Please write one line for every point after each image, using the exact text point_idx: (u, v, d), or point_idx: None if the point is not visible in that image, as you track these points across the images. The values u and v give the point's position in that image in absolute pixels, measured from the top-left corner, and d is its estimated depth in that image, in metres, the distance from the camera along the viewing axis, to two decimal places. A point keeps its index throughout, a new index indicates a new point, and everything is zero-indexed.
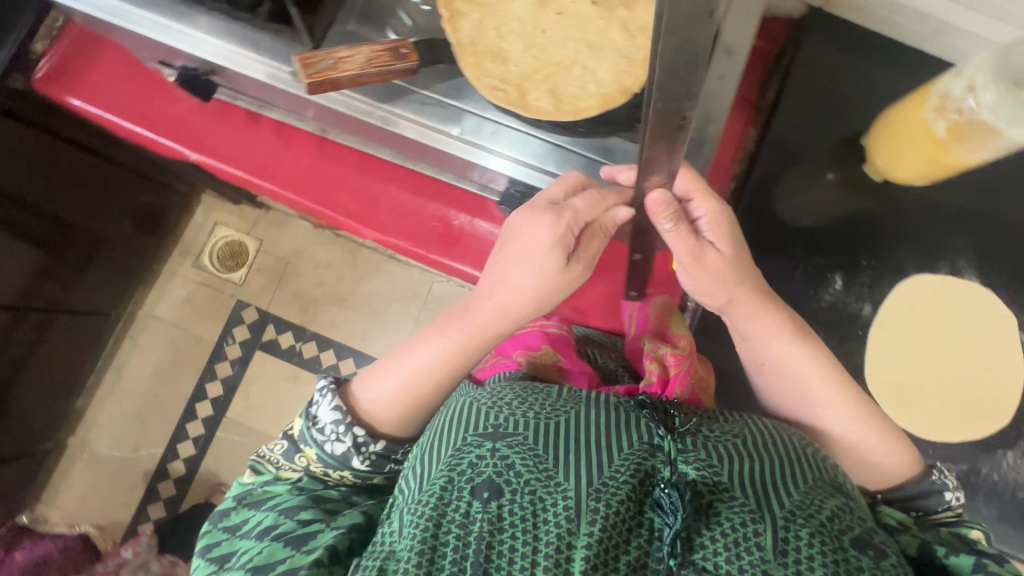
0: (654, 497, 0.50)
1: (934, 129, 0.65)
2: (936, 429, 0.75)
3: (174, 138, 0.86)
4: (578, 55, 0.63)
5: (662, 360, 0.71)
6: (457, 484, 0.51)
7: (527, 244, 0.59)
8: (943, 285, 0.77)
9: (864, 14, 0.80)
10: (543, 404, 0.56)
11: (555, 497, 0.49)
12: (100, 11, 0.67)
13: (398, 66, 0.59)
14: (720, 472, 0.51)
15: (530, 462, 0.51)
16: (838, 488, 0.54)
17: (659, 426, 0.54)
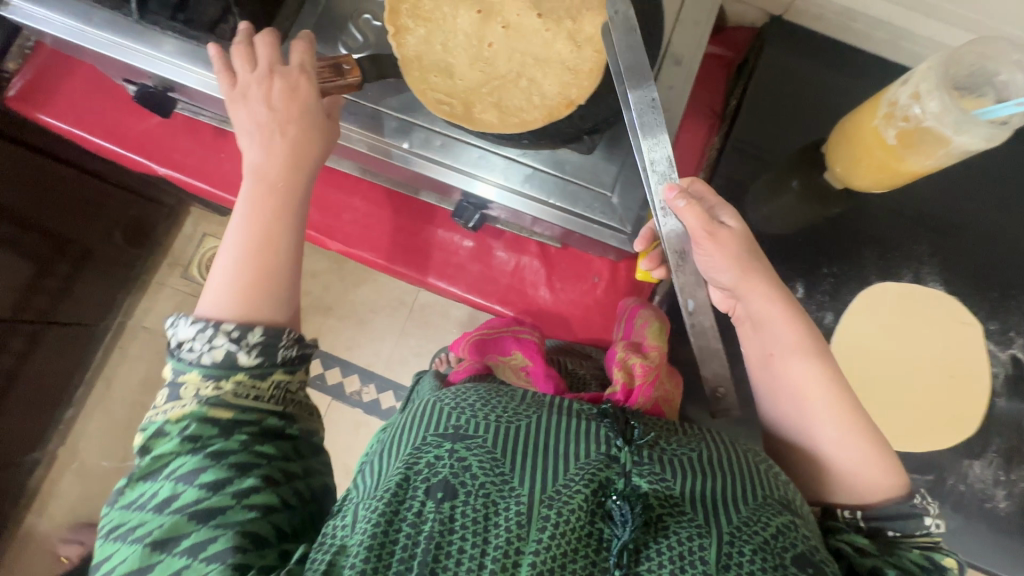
0: (607, 508, 0.48)
1: (884, 137, 0.64)
2: (902, 439, 0.74)
3: (142, 153, 0.87)
4: (524, 69, 0.63)
5: (630, 369, 0.66)
6: (409, 486, 0.49)
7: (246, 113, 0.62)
8: (906, 292, 0.76)
9: (823, 22, 0.81)
10: (504, 407, 0.54)
11: (508, 502, 0.47)
12: (58, 31, 0.68)
13: (340, 82, 0.61)
14: (674, 485, 0.49)
15: (486, 467, 0.49)
16: (786, 505, 0.51)
17: (619, 436, 0.52)
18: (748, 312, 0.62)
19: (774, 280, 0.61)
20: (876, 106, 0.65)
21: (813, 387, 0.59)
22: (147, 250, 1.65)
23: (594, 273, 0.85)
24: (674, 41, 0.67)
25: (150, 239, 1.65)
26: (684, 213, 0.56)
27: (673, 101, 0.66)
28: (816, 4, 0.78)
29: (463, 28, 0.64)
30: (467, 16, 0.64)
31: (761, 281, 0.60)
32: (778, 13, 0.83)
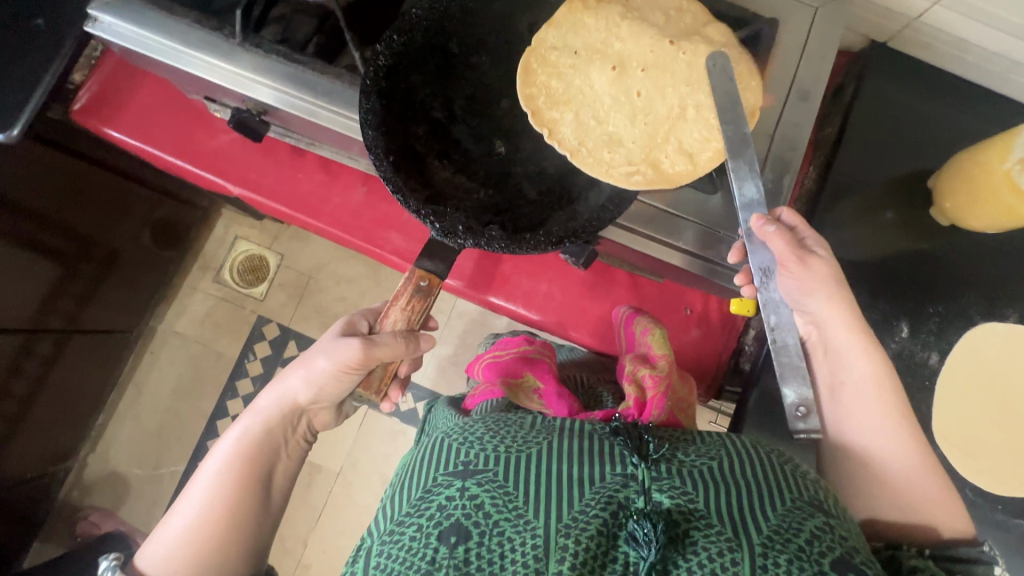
0: (628, 530, 0.50)
1: (1019, 181, 0.63)
2: (1005, 485, 0.72)
3: (214, 171, 0.84)
4: (684, 99, 0.64)
5: (640, 383, 0.75)
6: (423, 533, 0.51)
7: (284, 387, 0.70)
8: (1012, 334, 0.75)
9: (932, 51, 0.78)
10: (513, 438, 0.57)
11: (525, 537, 0.50)
12: (151, 52, 0.64)
13: (429, 298, 0.66)
14: (696, 499, 0.51)
15: (500, 503, 0.52)
16: (818, 507, 0.52)
17: (633, 454, 0.54)
18: (823, 340, 0.66)
19: (848, 299, 0.65)
20: (1007, 148, 0.64)
21: (888, 415, 0.63)
22: (179, 254, 1.57)
23: (685, 305, 0.86)
24: (799, 77, 0.65)
25: (181, 243, 1.55)
26: (773, 240, 0.61)
27: (799, 139, 0.64)
28: (928, 33, 0.75)
29: (602, 90, 0.66)
30: (601, 76, 0.65)
31: (839, 305, 0.65)
32: (882, 40, 0.80)
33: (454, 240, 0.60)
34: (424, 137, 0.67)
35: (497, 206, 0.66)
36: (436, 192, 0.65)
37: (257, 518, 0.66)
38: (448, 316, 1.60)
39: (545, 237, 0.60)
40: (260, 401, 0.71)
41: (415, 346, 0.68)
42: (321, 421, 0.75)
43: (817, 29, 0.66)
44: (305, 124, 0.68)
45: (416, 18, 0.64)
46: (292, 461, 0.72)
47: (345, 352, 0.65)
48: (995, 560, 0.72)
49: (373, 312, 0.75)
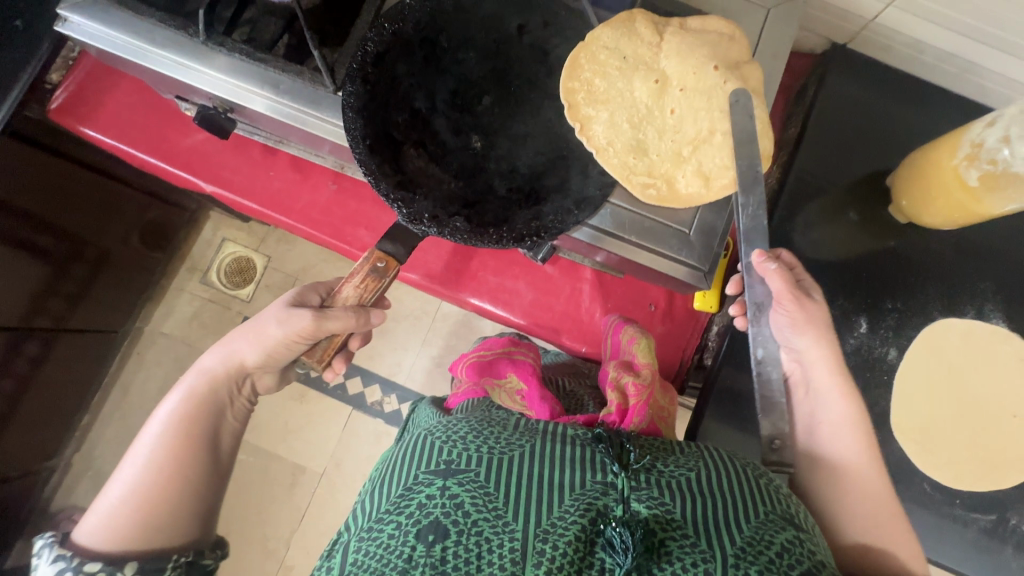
0: (606, 536, 0.49)
1: (966, 178, 0.65)
2: (963, 478, 0.73)
3: (188, 170, 0.85)
4: (715, 123, 0.59)
5: (623, 390, 0.75)
6: (401, 531, 0.50)
7: (236, 349, 0.71)
8: (970, 329, 0.76)
9: (890, 52, 0.79)
10: (497, 439, 0.57)
11: (502, 538, 0.50)
12: (120, 50, 0.66)
13: (385, 280, 0.67)
14: (674, 508, 0.51)
15: (480, 502, 0.51)
16: (789, 521, 0.52)
17: (614, 462, 0.55)
18: (806, 377, 0.70)
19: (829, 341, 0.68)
20: (956, 144, 0.66)
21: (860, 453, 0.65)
22: (167, 255, 1.58)
23: (649, 301, 0.88)
24: None
25: (168, 244, 1.56)
26: (772, 278, 0.64)
27: None
28: (885, 35, 0.77)
29: (642, 99, 0.61)
30: (643, 87, 0.60)
31: (825, 346, 0.68)
32: (842, 42, 0.82)
33: (418, 227, 0.60)
34: (404, 125, 0.64)
35: (466, 199, 0.65)
36: (408, 180, 0.63)
37: (209, 476, 0.67)
38: (432, 317, 1.61)
39: (507, 231, 0.62)
40: (204, 360, 0.73)
41: (365, 321, 0.68)
42: (266, 383, 0.76)
43: (769, 31, 0.67)
44: (270, 121, 0.70)
45: (408, 10, 0.63)
46: (238, 421, 0.74)
47: (298, 322, 0.66)
48: (954, 555, 0.72)
49: (325, 285, 0.76)
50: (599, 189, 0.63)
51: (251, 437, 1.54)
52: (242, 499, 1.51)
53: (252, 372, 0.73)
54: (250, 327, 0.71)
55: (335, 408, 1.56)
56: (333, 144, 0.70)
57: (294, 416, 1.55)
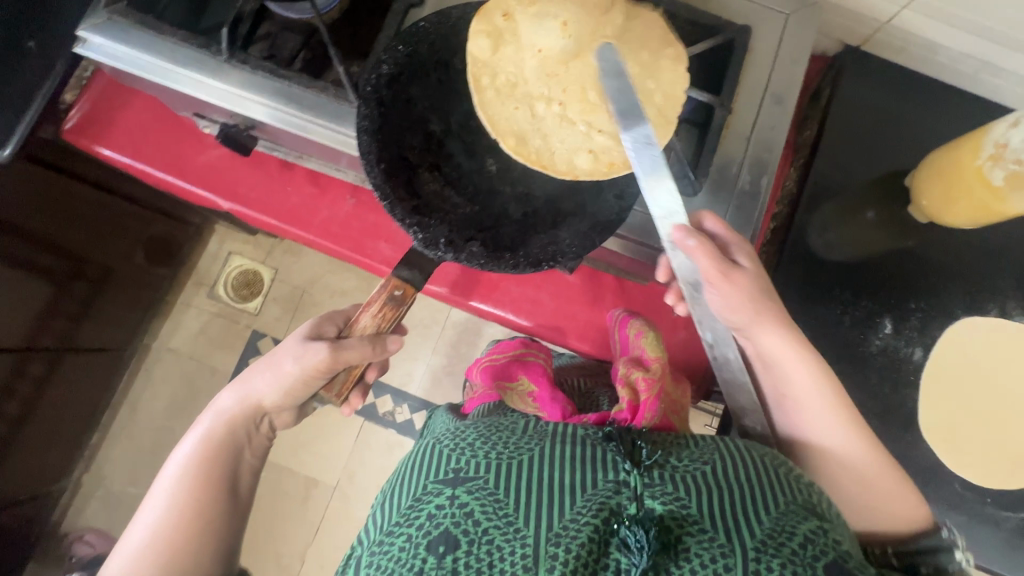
0: (620, 536, 0.49)
1: (990, 178, 0.65)
2: (992, 478, 0.73)
3: (204, 188, 0.85)
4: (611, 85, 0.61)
5: (633, 386, 0.74)
6: (412, 543, 0.50)
7: (252, 386, 0.70)
8: (993, 328, 0.76)
9: (904, 54, 0.80)
10: (506, 444, 0.57)
11: (514, 545, 0.49)
12: (140, 70, 0.66)
13: (402, 307, 0.64)
14: (689, 503, 0.50)
15: (490, 509, 0.51)
16: (811, 511, 0.52)
17: (625, 460, 0.54)
18: (762, 353, 0.67)
19: (784, 320, 0.65)
20: (978, 145, 0.65)
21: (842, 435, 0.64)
22: (173, 270, 1.57)
23: (673, 307, 0.87)
24: (773, 79, 0.67)
25: (175, 259, 1.56)
26: (698, 255, 0.58)
27: (775, 142, 0.66)
28: (899, 37, 0.77)
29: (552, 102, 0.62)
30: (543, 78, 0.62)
31: (771, 322, 0.64)
32: (855, 44, 0.82)
33: (434, 252, 0.59)
34: (420, 149, 0.63)
35: (482, 223, 0.63)
36: (423, 204, 0.61)
37: (228, 516, 0.66)
38: (442, 326, 1.60)
39: (524, 257, 0.61)
40: (221, 399, 0.71)
41: (382, 350, 0.66)
42: (285, 420, 0.75)
43: (788, 36, 0.68)
44: (293, 137, 0.70)
45: (421, 31, 0.61)
46: (256, 458, 0.73)
47: (314, 357, 0.64)
48: (987, 556, 0.72)
49: (342, 313, 0.73)
50: (618, 214, 0.61)
51: None
52: (254, 514, 1.50)
53: (270, 412, 0.72)
54: (267, 365, 0.69)
55: (345, 420, 1.55)
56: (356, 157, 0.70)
57: (305, 429, 1.54)
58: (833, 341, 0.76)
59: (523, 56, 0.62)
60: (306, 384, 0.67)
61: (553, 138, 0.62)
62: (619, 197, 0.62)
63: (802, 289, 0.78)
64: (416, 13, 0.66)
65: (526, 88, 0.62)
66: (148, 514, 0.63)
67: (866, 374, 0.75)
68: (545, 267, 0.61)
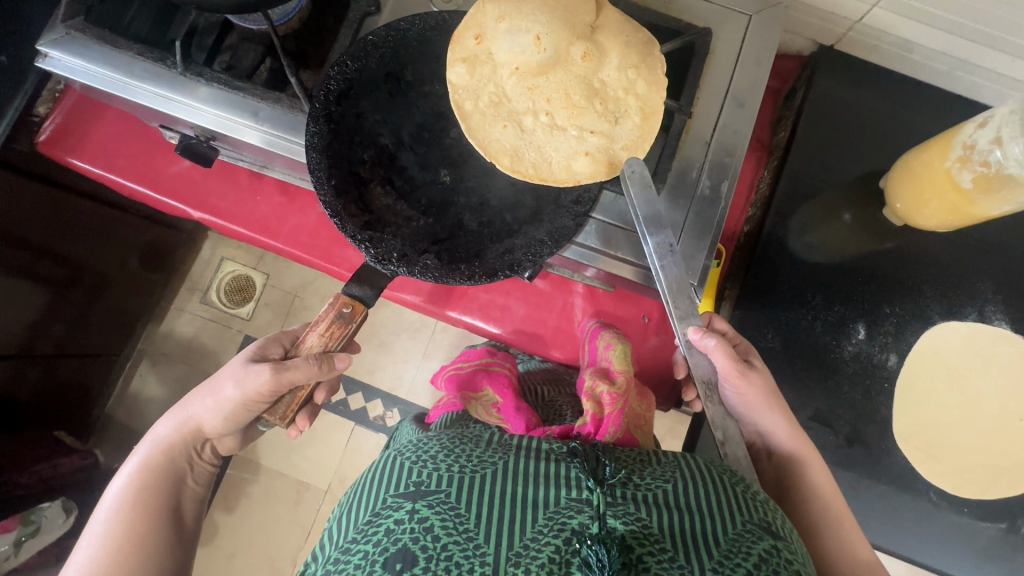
0: (581, 556, 0.46)
1: (958, 181, 0.63)
2: (966, 487, 0.71)
3: (174, 198, 0.85)
4: (597, 88, 0.59)
5: (598, 399, 0.74)
6: (368, 560, 0.47)
7: (192, 410, 0.73)
8: (969, 332, 0.74)
9: (878, 52, 0.78)
10: (468, 457, 0.55)
11: (473, 562, 0.47)
12: (100, 84, 0.66)
13: (347, 328, 0.66)
14: (650, 522, 0.49)
15: (450, 525, 0.49)
16: (768, 529, 0.51)
17: (588, 477, 0.52)
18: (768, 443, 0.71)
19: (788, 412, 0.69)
20: (948, 147, 0.64)
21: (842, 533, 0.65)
22: (166, 276, 1.58)
23: (643, 313, 0.86)
24: (736, 82, 0.65)
25: (166, 266, 1.56)
26: (715, 353, 0.64)
27: (738, 146, 0.65)
28: (872, 36, 0.76)
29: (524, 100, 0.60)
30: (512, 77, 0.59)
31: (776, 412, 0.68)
32: (829, 43, 0.81)
33: (386, 267, 0.59)
34: (370, 162, 0.63)
35: (436, 235, 0.64)
36: (375, 219, 0.62)
37: (171, 540, 0.67)
38: (432, 330, 1.60)
39: (480, 267, 0.61)
40: (159, 428, 0.74)
41: (330, 368, 0.67)
42: (227, 446, 0.77)
43: (751, 37, 0.66)
44: (253, 148, 0.70)
45: (372, 46, 0.61)
46: (199, 486, 0.75)
47: (256, 379, 0.65)
48: (964, 565, 0.70)
49: (288, 336, 0.76)
50: (572, 221, 0.60)
51: (254, 457, 1.53)
52: (248, 519, 1.51)
53: (210, 436, 0.74)
54: (206, 391, 0.72)
55: (336, 424, 1.55)
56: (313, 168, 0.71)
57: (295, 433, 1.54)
58: (805, 348, 0.74)
59: (500, 74, 0.60)
60: (246, 408, 0.68)
61: (546, 148, 0.60)
62: (576, 201, 0.61)
63: (775, 295, 0.76)
64: (372, 21, 0.66)
65: (511, 104, 0.60)
66: (83, 548, 0.63)
67: (839, 381, 0.74)
68: (501, 277, 0.61)
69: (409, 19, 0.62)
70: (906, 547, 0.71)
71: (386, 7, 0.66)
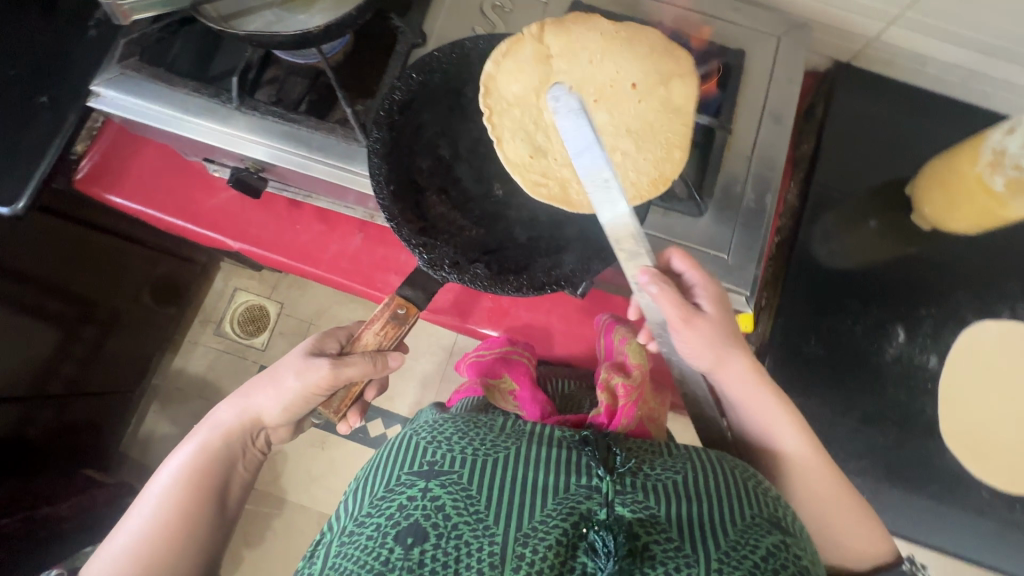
0: (588, 541, 0.47)
1: (991, 184, 0.66)
2: (1015, 483, 0.72)
3: (213, 230, 0.86)
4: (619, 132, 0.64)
5: (612, 391, 0.74)
6: (380, 532, 0.48)
7: (255, 400, 0.72)
8: (1005, 330, 0.76)
9: (894, 67, 0.82)
10: (483, 439, 0.54)
11: (483, 541, 0.47)
12: (152, 121, 0.68)
13: (401, 328, 0.67)
14: (657, 512, 0.49)
15: (461, 505, 0.49)
16: (777, 523, 0.51)
17: (599, 466, 0.51)
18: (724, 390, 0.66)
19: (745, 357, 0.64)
20: (977, 152, 0.67)
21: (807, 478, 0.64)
22: (180, 310, 1.57)
23: None
24: (771, 98, 0.68)
25: (182, 299, 1.56)
26: (664, 301, 0.57)
27: (777, 159, 0.67)
28: (889, 52, 0.79)
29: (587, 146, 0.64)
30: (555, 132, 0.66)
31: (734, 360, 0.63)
32: (846, 60, 0.85)
33: (439, 273, 0.60)
34: (427, 171, 0.65)
35: (487, 244, 0.66)
36: (430, 226, 0.64)
37: (215, 527, 0.67)
38: (450, 352, 1.60)
39: (528, 280, 0.62)
40: (219, 412, 0.73)
41: (384, 366, 0.69)
42: (280, 435, 0.77)
43: (780, 56, 0.69)
44: (298, 176, 0.71)
45: (436, 61, 0.63)
46: (249, 471, 0.75)
47: (316, 374, 0.66)
48: (1020, 561, 0.71)
49: (344, 332, 0.76)
50: None
51: (275, 489, 1.50)
52: (270, 555, 1.47)
53: (267, 426, 0.73)
54: (268, 380, 0.71)
55: (358, 452, 1.53)
56: (360, 194, 0.71)
57: (316, 463, 1.52)
58: (846, 351, 0.76)
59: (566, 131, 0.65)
60: (309, 399, 0.69)
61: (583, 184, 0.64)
62: None
63: (812, 302, 0.78)
64: (419, 52, 0.68)
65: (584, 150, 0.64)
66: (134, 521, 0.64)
67: (882, 383, 0.75)
68: (547, 292, 0.62)
69: (473, 38, 0.65)
70: (962, 546, 0.72)
71: (431, 37, 0.69)
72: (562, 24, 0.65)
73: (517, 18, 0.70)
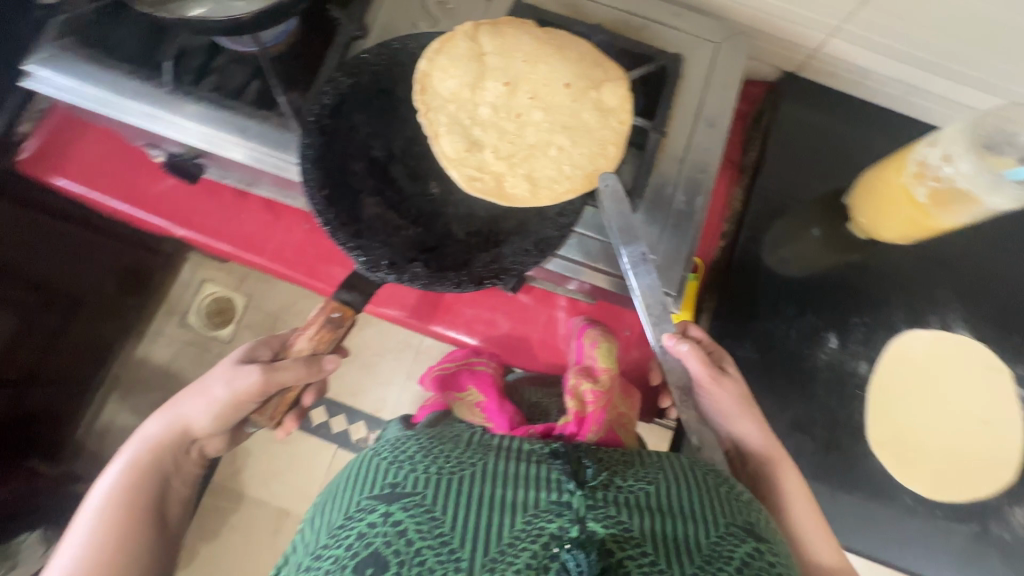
0: (560, 562, 0.43)
1: (915, 195, 0.67)
2: (940, 489, 0.74)
3: (158, 216, 0.85)
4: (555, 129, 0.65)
5: (581, 397, 0.74)
6: (338, 565, 0.45)
7: (185, 410, 0.71)
8: (936, 340, 0.77)
9: (837, 78, 0.84)
10: (446, 458, 0.51)
11: (447, 567, 0.44)
12: (88, 102, 0.67)
13: (335, 332, 0.66)
14: (632, 526, 0.46)
15: (425, 529, 0.45)
16: (750, 530, 0.49)
17: (569, 479, 0.48)
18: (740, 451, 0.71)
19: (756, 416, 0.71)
20: (903, 163, 0.68)
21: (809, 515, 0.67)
22: (143, 299, 1.55)
23: (626, 326, 0.87)
24: (707, 104, 0.69)
25: (146, 289, 1.54)
26: (689, 357, 0.65)
27: (711, 163, 0.68)
28: (831, 64, 0.81)
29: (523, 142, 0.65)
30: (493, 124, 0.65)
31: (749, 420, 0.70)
32: (792, 70, 0.86)
33: (376, 274, 0.60)
34: (362, 173, 0.65)
35: (425, 243, 0.65)
36: (364, 227, 0.63)
37: (156, 539, 0.67)
38: (416, 350, 1.59)
39: (467, 274, 0.63)
40: (147, 427, 0.72)
41: (319, 369, 0.68)
42: (215, 445, 0.76)
43: (719, 63, 0.71)
44: (234, 163, 0.71)
45: (364, 63, 0.65)
46: (186, 482, 0.75)
47: (246, 380, 0.66)
48: (941, 567, 0.72)
49: (278, 338, 0.75)
50: (557, 231, 0.63)
51: (233, 483, 1.49)
52: (226, 549, 1.45)
53: (199, 437, 0.73)
54: (197, 391, 0.70)
55: (318, 447, 1.52)
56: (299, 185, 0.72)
57: (276, 457, 1.51)
58: (779, 356, 0.77)
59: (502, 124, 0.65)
60: (237, 407, 0.68)
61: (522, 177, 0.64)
62: (560, 213, 0.64)
63: (748, 307, 0.79)
64: (358, 45, 0.69)
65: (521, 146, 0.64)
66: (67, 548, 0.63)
67: (813, 388, 0.76)
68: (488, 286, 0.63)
69: (401, 39, 0.67)
70: (887, 551, 0.73)
71: (373, 31, 0.70)
72: (497, 27, 0.66)
73: (461, 15, 0.71)
